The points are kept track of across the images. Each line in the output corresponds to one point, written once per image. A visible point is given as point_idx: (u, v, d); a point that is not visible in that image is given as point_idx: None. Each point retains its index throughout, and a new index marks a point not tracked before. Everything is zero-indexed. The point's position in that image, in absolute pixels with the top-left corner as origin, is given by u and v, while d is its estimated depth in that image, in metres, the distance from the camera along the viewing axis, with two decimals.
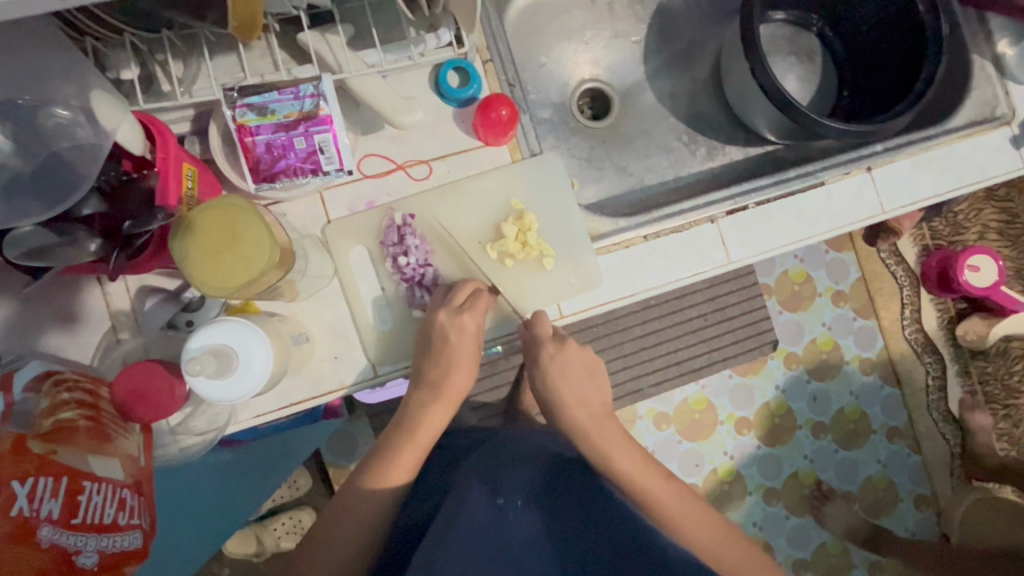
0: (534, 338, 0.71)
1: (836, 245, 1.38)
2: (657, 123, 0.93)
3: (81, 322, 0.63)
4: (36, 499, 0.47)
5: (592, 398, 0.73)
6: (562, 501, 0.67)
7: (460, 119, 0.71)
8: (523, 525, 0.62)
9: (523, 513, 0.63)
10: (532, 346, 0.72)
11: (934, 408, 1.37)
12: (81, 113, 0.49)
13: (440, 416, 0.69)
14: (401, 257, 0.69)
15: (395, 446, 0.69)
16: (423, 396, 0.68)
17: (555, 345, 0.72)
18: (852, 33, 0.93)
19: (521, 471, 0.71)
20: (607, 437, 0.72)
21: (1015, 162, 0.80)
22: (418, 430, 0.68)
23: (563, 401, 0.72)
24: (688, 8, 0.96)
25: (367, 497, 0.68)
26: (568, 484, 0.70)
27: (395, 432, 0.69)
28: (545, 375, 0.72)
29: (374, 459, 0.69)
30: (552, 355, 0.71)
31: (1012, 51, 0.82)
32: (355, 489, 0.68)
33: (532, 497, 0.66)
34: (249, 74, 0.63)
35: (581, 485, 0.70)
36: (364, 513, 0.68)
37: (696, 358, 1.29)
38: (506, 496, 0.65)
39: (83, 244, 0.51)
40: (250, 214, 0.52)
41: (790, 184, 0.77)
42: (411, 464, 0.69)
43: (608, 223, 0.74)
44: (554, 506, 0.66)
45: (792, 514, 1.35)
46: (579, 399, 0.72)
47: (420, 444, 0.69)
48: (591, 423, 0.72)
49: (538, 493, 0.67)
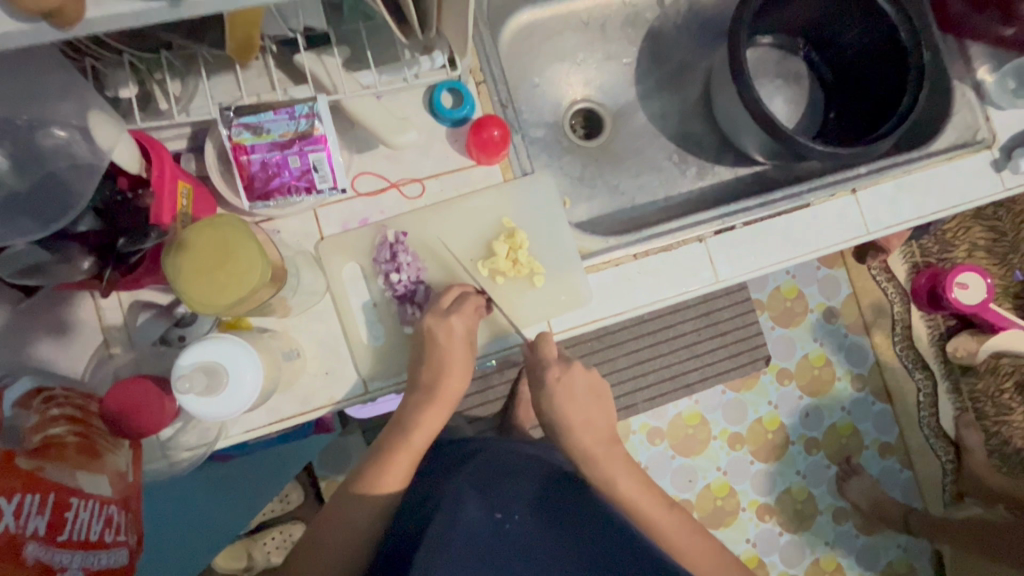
0: (537, 361, 0.72)
1: (827, 261, 1.39)
2: (647, 142, 0.95)
3: (72, 334, 0.64)
4: (23, 515, 0.46)
5: (598, 422, 0.73)
6: (553, 508, 0.69)
7: (453, 138, 0.73)
8: (518, 532, 0.64)
9: (516, 522, 0.65)
10: (537, 367, 0.72)
11: (925, 425, 1.38)
12: (77, 132, 0.49)
13: (434, 420, 0.69)
14: (393, 274, 0.70)
15: (391, 448, 0.69)
16: (418, 400, 0.69)
17: (559, 370, 0.72)
18: (838, 59, 0.95)
19: (512, 485, 0.71)
20: (601, 454, 0.72)
21: (996, 186, 0.82)
22: (412, 434, 0.69)
23: (569, 422, 0.72)
24: (678, 32, 0.98)
25: (361, 499, 0.68)
26: (559, 496, 0.72)
27: (387, 440, 0.70)
28: (550, 397, 0.72)
29: (371, 462, 0.70)
30: (557, 379, 0.71)
31: (991, 78, 0.84)
32: (352, 491, 0.69)
33: (529, 510, 0.67)
34: (246, 94, 0.64)
35: (572, 497, 0.72)
36: (359, 515, 0.68)
37: (688, 373, 1.30)
38: (503, 511, 0.65)
39: (75, 262, 0.52)
40: (243, 233, 0.53)
41: (779, 205, 0.77)
42: (403, 472, 0.69)
43: (598, 242, 0.75)
44: (548, 517, 0.68)
45: (785, 530, 1.35)
46: (585, 422, 0.72)
47: (414, 448, 0.69)
48: (589, 442, 0.72)
49: (530, 504, 0.69)
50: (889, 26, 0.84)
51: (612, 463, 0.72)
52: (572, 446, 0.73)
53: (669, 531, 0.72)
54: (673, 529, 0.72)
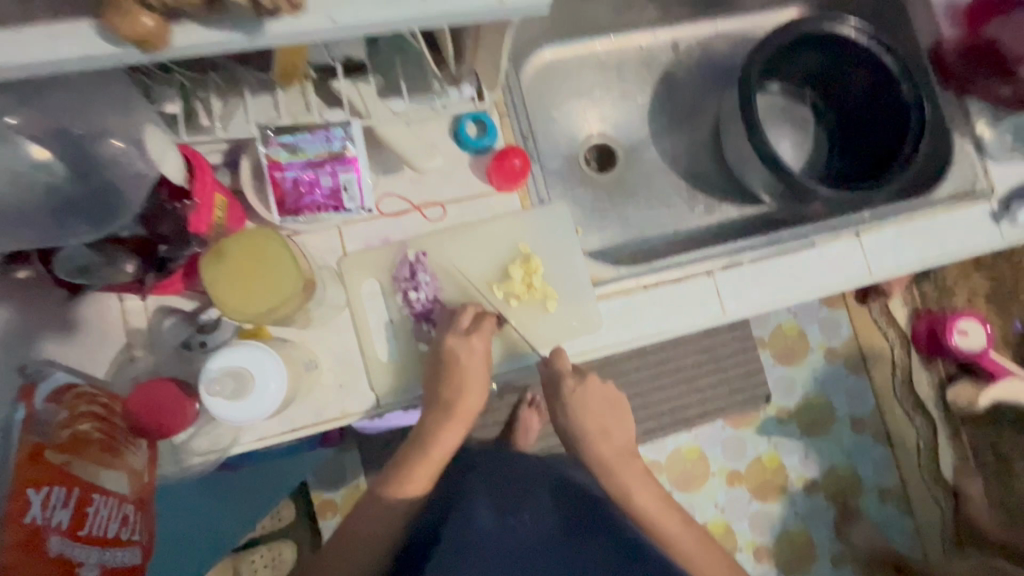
0: (553, 376, 0.72)
1: (829, 302, 1.42)
2: (657, 179, 0.99)
3: (81, 334, 0.64)
4: (48, 507, 0.48)
5: (610, 429, 0.74)
6: (569, 513, 0.73)
7: (475, 166, 0.76)
8: (532, 530, 0.69)
9: (531, 521, 0.70)
10: (553, 382, 0.72)
11: (927, 470, 1.37)
12: (133, 145, 0.53)
13: (453, 436, 0.71)
14: (411, 292, 0.73)
15: (412, 460, 0.71)
16: (437, 417, 0.70)
17: (575, 380, 0.72)
18: (843, 109, 1.00)
19: (531, 494, 0.75)
20: (618, 464, 0.73)
21: (994, 237, 0.85)
22: (431, 449, 0.70)
23: (586, 432, 0.73)
24: (691, 76, 1.03)
25: (388, 504, 0.70)
26: (573, 503, 0.74)
27: (408, 448, 0.71)
28: (566, 409, 0.73)
29: (392, 469, 0.71)
30: (574, 388, 0.72)
31: (989, 133, 0.88)
32: (379, 495, 0.70)
33: (542, 512, 0.72)
34: (284, 114, 0.68)
35: (586, 503, 0.74)
36: (383, 520, 0.70)
37: (688, 407, 1.34)
38: (516, 513, 0.71)
39: (121, 265, 0.56)
40: (276, 241, 0.56)
41: (782, 244, 0.81)
42: (425, 478, 0.71)
43: (609, 271, 0.78)
44: (564, 523, 0.71)
45: (781, 573, 1.34)
46: (600, 432, 0.73)
47: (432, 462, 0.71)
48: (607, 453, 0.73)
49: (546, 510, 0.73)
50: (893, 81, 0.88)
51: (626, 474, 0.72)
52: (590, 456, 0.73)
53: (683, 544, 0.71)
54: (693, 553, 0.71)
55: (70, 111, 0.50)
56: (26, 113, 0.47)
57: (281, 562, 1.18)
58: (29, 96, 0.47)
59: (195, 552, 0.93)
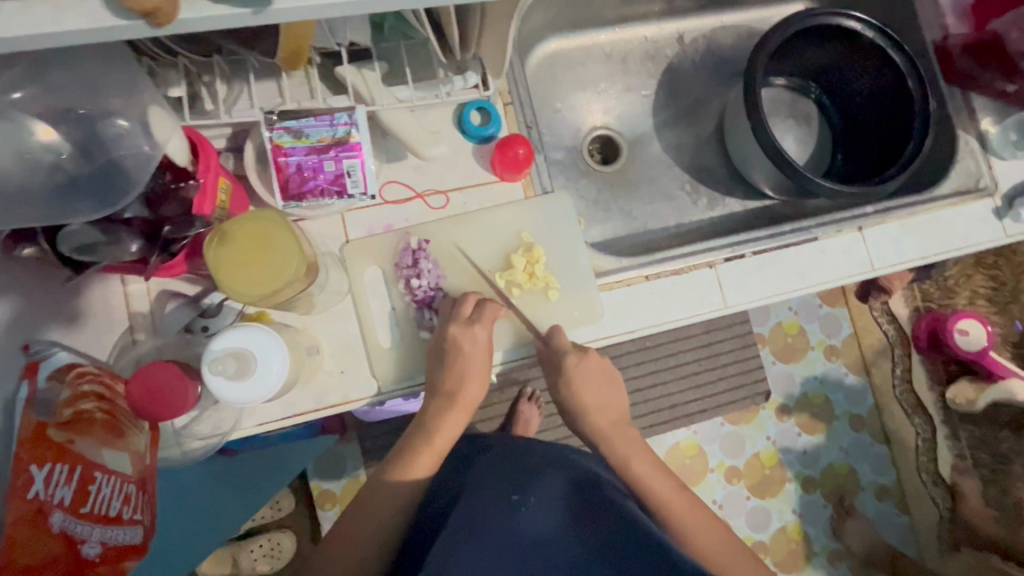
0: (554, 353, 0.72)
1: (830, 300, 1.42)
2: (661, 172, 0.99)
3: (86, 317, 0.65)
4: (51, 485, 0.50)
5: (611, 403, 0.75)
6: (578, 499, 0.68)
7: (479, 155, 0.76)
8: (536, 519, 0.65)
9: (534, 508, 0.67)
10: (552, 358, 0.73)
11: (925, 471, 1.35)
12: (137, 125, 0.52)
13: (456, 425, 0.71)
14: (414, 279, 0.72)
15: (415, 446, 0.71)
16: (439, 406, 0.70)
17: (578, 356, 0.72)
18: (847, 104, 1.00)
19: (538, 479, 0.73)
20: (615, 434, 0.74)
21: (998, 233, 0.85)
22: (435, 437, 0.71)
23: (586, 407, 0.73)
24: (696, 69, 1.03)
25: (392, 490, 0.70)
26: (580, 488, 0.70)
27: (412, 435, 0.72)
28: (567, 383, 0.71)
29: (396, 456, 0.72)
30: (575, 364, 0.71)
31: (994, 129, 0.88)
32: (382, 482, 0.70)
33: (547, 497, 0.68)
34: (288, 100, 0.68)
35: (593, 488, 0.70)
36: (386, 507, 0.70)
37: (687, 403, 1.34)
38: (520, 493, 0.69)
39: (125, 244, 0.55)
40: (281, 225, 0.56)
41: (784, 237, 0.81)
42: (428, 466, 0.71)
43: (611, 262, 0.78)
44: (572, 507, 0.66)
45: (779, 570, 1.34)
46: (600, 406, 0.74)
47: (437, 450, 0.71)
48: (603, 424, 0.74)
49: (551, 494, 0.69)
50: (898, 76, 0.88)
51: (628, 462, 0.73)
52: (588, 429, 0.74)
53: (684, 519, 0.71)
54: (701, 532, 0.71)
55: (75, 92, 0.50)
56: (31, 89, 0.48)
57: (280, 551, 1.19)
58: (36, 73, 0.47)
59: (202, 541, 0.93)
